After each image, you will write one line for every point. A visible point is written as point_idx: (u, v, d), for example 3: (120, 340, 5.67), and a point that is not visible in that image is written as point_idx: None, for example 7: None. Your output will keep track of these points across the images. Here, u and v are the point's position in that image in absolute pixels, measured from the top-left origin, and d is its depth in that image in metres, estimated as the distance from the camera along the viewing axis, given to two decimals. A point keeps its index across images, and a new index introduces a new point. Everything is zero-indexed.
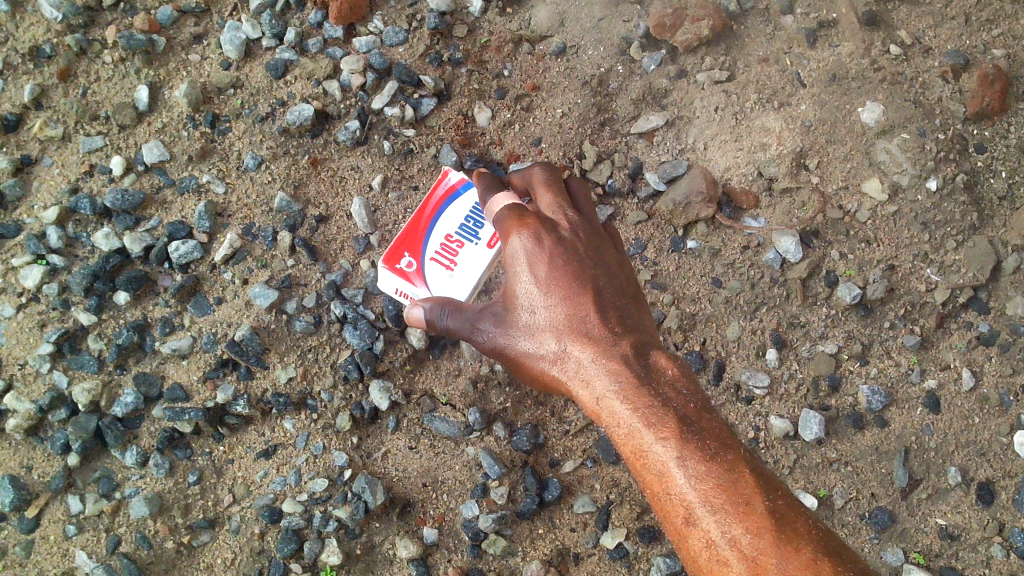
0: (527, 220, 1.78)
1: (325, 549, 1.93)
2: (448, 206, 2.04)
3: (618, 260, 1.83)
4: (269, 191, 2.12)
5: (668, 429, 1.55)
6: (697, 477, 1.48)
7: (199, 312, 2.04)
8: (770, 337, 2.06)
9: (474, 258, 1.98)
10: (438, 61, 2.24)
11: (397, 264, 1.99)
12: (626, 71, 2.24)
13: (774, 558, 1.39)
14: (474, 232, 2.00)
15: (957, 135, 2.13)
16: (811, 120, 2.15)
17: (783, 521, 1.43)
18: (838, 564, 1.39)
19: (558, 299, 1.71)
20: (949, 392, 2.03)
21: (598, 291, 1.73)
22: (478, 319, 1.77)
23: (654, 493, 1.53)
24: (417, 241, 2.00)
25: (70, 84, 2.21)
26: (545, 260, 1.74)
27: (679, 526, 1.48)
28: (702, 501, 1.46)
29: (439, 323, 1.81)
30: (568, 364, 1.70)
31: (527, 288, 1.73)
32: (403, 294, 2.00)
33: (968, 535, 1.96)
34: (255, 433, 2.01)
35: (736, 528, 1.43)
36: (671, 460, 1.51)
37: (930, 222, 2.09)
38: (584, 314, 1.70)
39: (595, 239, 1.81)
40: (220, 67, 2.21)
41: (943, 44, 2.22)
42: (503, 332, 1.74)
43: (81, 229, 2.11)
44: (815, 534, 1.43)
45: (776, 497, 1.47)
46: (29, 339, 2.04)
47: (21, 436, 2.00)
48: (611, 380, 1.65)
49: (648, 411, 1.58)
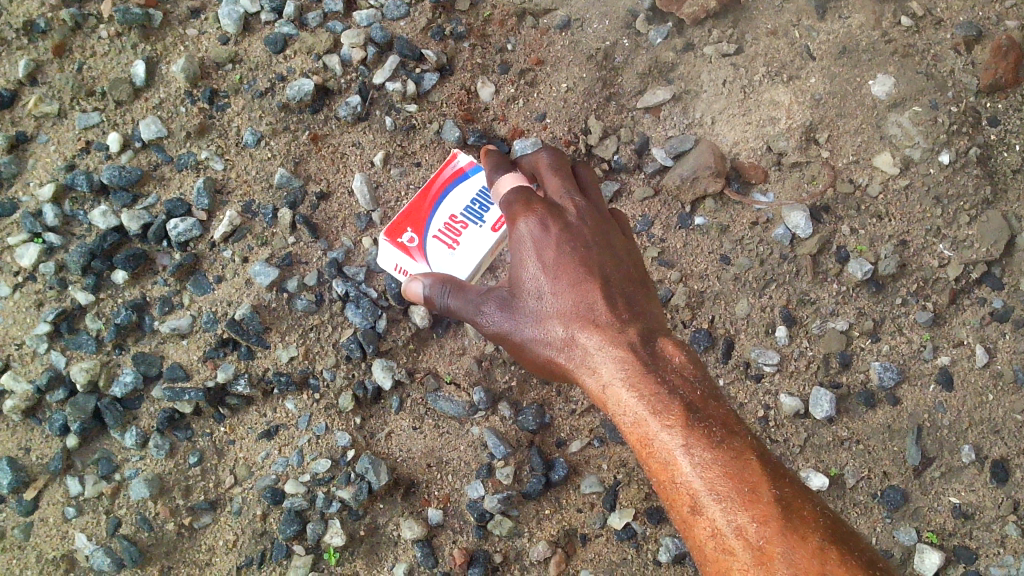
0: (535, 205, 1.76)
1: (329, 530, 1.90)
2: (455, 186, 2.00)
3: (626, 246, 1.79)
4: (269, 167, 2.09)
5: (675, 416, 1.51)
6: (702, 465, 1.44)
7: (198, 291, 2.01)
8: (780, 314, 2.02)
9: (477, 240, 1.95)
10: (440, 35, 2.21)
11: (400, 237, 1.94)
12: (632, 45, 2.20)
13: (780, 546, 1.34)
14: (479, 214, 1.97)
15: (970, 109, 2.09)
16: (821, 93, 2.11)
17: (790, 508, 1.38)
18: (846, 552, 1.34)
19: (564, 285, 1.68)
20: (961, 369, 1.99)
21: (605, 278, 1.70)
22: (481, 301, 1.73)
23: (661, 481, 1.50)
24: (421, 217, 1.96)
25: (66, 60, 2.17)
26: (553, 245, 1.72)
27: (686, 515, 1.45)
28: (709, 489, 1.42)
29: (440, 301, 1.77)
30: (574, 351, 1.66)
31: (534, 273, 1.71)
32: (403, 269, 1.95)
33: (982, 514, 1.92)
34: (257, 414, 1.98)
35: (742, 516, 1.38)
36: (677, 448, 1.48)
37: (943, 195, 2.05)
38: (591, 301, 1.67)
39: (602, 225, 1.78)
40: (218, 41, 2.17)
41: (955, 15, 2.18)
42: (510, 318, 1.71)
43: (77, 206, 2.08)
44: (822, 520, 1.38)
45: (783, 485, 1.42)
46: (27, 319, 2.01)
47: (18, 417, 1.97)
48: (617, 367, 1.61)
49: (654, 397, 1.54)
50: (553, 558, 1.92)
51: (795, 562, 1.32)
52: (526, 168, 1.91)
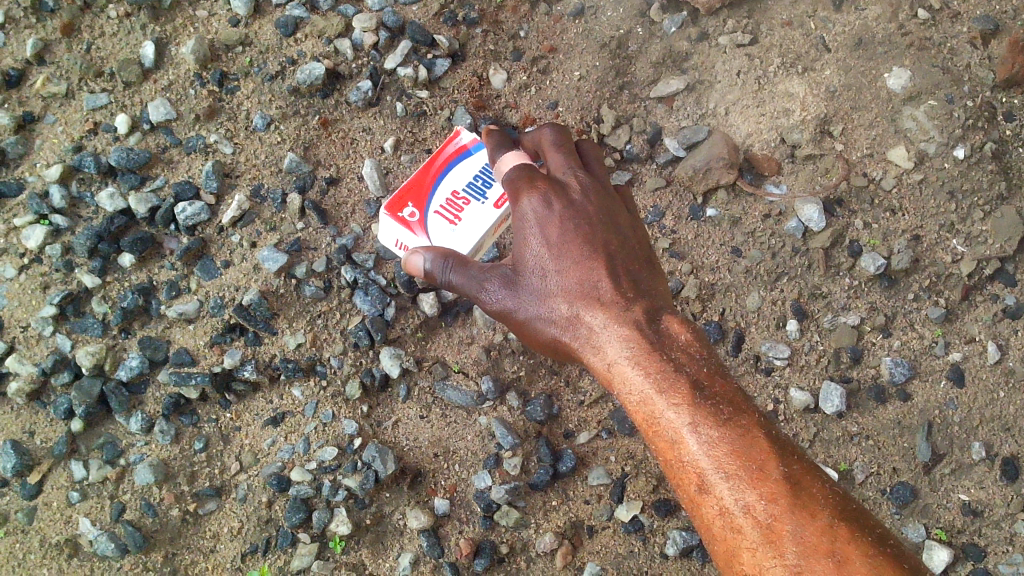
0: (537, 182, 1.72)
1: (334, 518, 1.88)
2: (458, 163, 1.96)
3: (632, 223, 1.76)
4: (279, 152, 2.08)
5: (681, 394, 1.50)
6: (710, 444, 1.43)
7: (205, 276, 2.00)
8: (792, 307, 2.00)
9: (479, 217, 1.90)
10: (452, 21, 2.20)
11: (401, 212, 1.90)
12: (646, 34, 2.19)
13: (788, 524, 1.33)
14: (482, 190, 1.93)
15: (986, 103, 2.08)
16: (836, 85, 2.09)
17: (799, 485, 1.37)
18: (857, 528, 1.32)
19: (569, 263, 1.65)
20: (973, 365, 1.98)
21: (610, 255, 1.67)
22: (484, 278, 1.69)
23: (668, 460, 1.48)
24: (422, 192, 1.92)
25: (74, 39, 2.16)
26: (556, 223, 1.68)
27: (694, 494, 1.43)
28: (716, 468, 1.41)
29: (441, 276, 1.72)
30: (580, 329, 1.64)
31: (537, 251, 1.67)
32: (404, 245, 1.91)
33: (992, 511, 1.90)
34: (263, 400, 1.96)
35: (750, 494, 1.37)
36: (684, 427, 1.46)
37: (957, 190, 2.03)
38: (595, 279, 1.64)
39: (607, 202, 1.74)
40: (228, 23, 2.15)
41: (972, 9, 2.16)
42: (513, 295, 1.68)
43: (85, 187, 2.06)
44: (832, 498, 1.36)
45: (792, 462, 1.40)
46: (32, 302, 2.00)
47: (23, 400, 1.96)
48: (623, 346, 1.59)
49: (659, 376, 1.53)
50: (560, 549, 1.90)
51: (803, 540, 1.31)
52: (529, 144, 1.86)
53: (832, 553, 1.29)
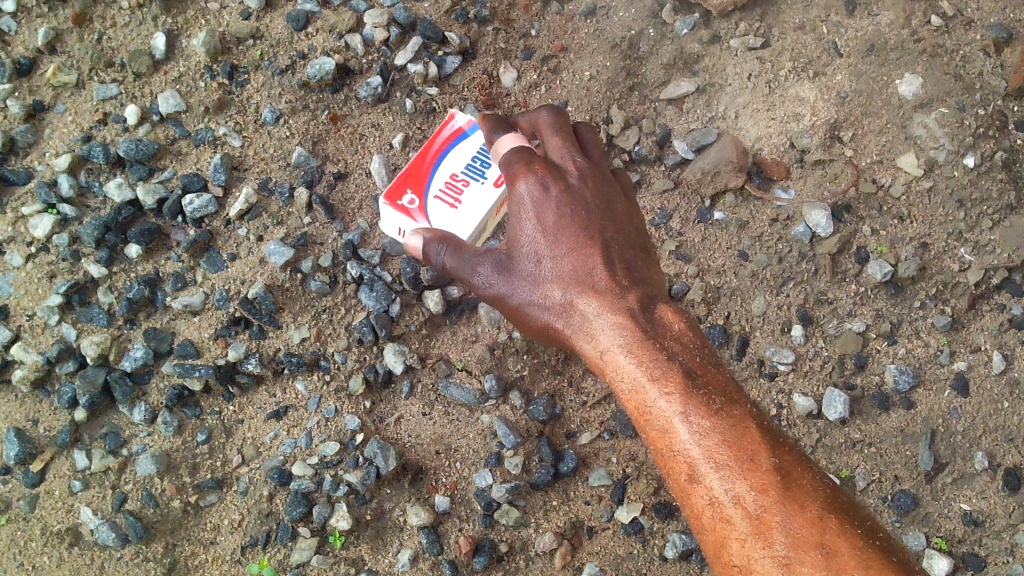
0: (535, 166, 1.70)
1: (334, 514, 1.88)
2: (455, 146, 1.97)
3: (628, 211, 1.75)
4: (288, 146, 2.09)
5: (673, 383, 1.49)
6: (700, 433, 1.43)
7: (212, 268, 2.00)
8: (797, 312, 2.00)
9: (480, 197, 1.91)
10: (464, 18, 2.23)
11: (400, 200, 1.89)
12: (657, 35, 2.20)
13: (778, 515, 1.32)
14: (480, 171, 1.93)
15: (997, 112, 2.07)
16: (847, 90, 2.09)
17: (789, 477, 1.36)
18: (846, 521, 1.31)
19: (564, 249, 1.64)
20: (978, 374, 1.96)
21: (605, 243, 1.66)
22: (477, 261, 1.69)
23: (658, 448, 1.48)
24: (421, 178, 1.91)
25: (85, 29, 2.17)
26: (553, 208, 1.66)
27: (683, 484, 1.43)
28: (706, 458, 1.40)
29: (436, 258, 1.73)
30: (573, 316, 1.63)
31: (533, 236, 1.66)
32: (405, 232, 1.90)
33: (993, 521, 1.89)
34: (266, 393, 1.97)
35: (740, 485, 1.36)
36: (676, 415, 1.46)
37: (966, 199, 2.02)
38: (590, 266, 1.63)
39: (604, 188, 1.73)
40: (240, 16, 2.18)
41: (986, 16, 2.15)
42: (506, 280, 1.67)
43: (93, 178, 2.06)
44: (822, 490, 1.36)
45: (783, 453, 1.40)
46: (39, 290, 2.00)
47: (27, 387, 1.96)
48: (616, 334, 1.59)
49: (652, 364, 1.53)
50: (559, 549, 1.89)
51: (793, 532, 1.30)
52: (525, 126, 1.83)
53: (821, 545, 1.28)
